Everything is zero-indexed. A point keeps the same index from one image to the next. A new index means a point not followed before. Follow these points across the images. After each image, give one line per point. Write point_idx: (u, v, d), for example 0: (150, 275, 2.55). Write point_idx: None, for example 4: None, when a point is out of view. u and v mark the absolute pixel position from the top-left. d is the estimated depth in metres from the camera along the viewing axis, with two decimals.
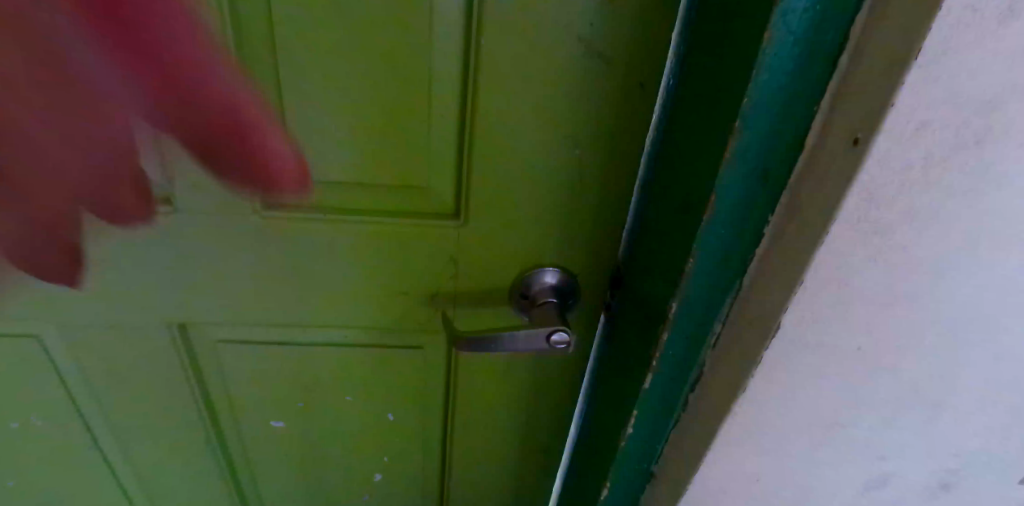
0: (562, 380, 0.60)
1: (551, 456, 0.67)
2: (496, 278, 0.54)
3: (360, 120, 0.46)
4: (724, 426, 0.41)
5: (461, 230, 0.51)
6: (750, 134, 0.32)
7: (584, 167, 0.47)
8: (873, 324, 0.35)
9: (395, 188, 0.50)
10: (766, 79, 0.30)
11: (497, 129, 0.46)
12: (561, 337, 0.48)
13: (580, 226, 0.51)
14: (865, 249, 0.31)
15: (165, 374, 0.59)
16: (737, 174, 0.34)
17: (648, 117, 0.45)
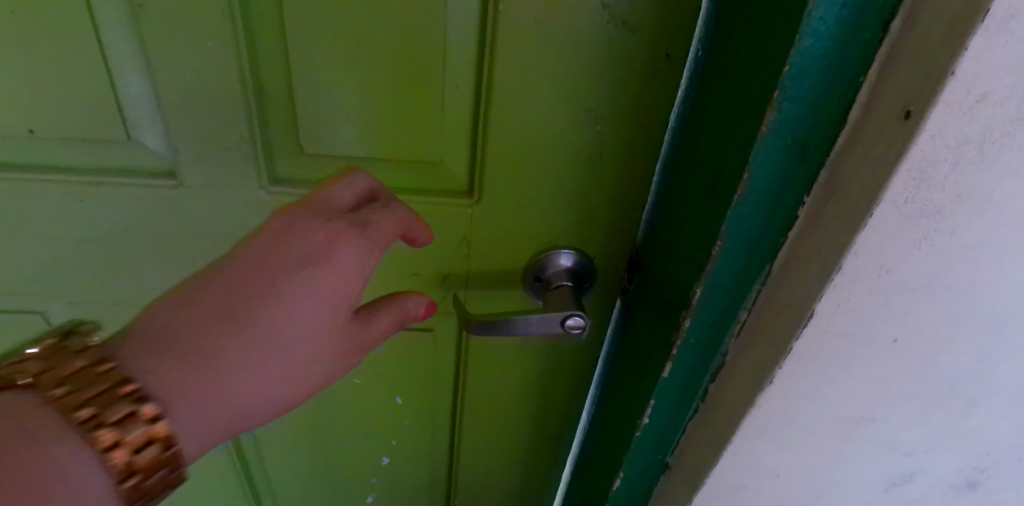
0: (574, 367, 0.58)
1: (561, 443, 0.66)
2: (509, 260, 0.52)
3: (371, 93, 0.44)
4: (747, 418, 0.39)
5: (473, 210, 0.49)
6: (789, 107, 0.30)
7: (603, 145, 0.45)
8: (911, 315, 0.33)
9: (408, 164, 0.48)
10: (809, 46, 0.28)
11: (515, 103, 0.43)
12: (577, 322, 0.47)
13: (597, 209, 0.49)
14: (909, 233, 0.29)
15: None
16: (772, 151, 0.32)
17: (673, 92, 0.43)
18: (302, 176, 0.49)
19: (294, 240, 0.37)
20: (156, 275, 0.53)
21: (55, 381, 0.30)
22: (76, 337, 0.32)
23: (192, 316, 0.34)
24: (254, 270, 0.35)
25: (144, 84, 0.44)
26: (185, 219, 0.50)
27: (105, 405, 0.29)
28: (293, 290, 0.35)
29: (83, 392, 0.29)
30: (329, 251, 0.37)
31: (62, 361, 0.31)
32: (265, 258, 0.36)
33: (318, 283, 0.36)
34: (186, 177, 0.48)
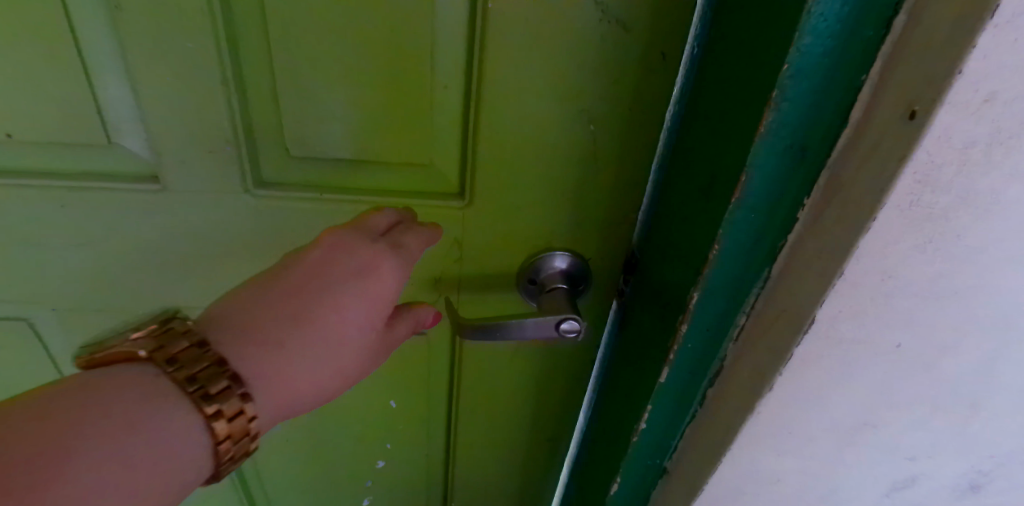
0: (571, 369, 0.57)
1: (558, 446, 0.65)
2: (503, 262, 0.51)
3: (358, 93, 0.43)
4: (746, 425, 0.38)
5: (465, 212, 0.48)
6: (788, 107, 0.29)
7: (597, 145, 0.44)
8: (915, 319, 0.32)
9: (398, 166, 0.47)
10: (809, 44, 0.27)
11: (506, 103, 0.42)
12: (571, 326, 0.45)
13: (592, 209, 0.48)
14: (913, 237, 0.28)
15: None
16: (771, 152, 0.30)
17: (668, 90, 0.41)
18: (288, 180, 0.48)
19: (341, 259, 0.40)
20: (142, 281, 0.52)
21: (164, 357, 0.34)
22: (176, 320, 0.36)
23: (250, 324, 0.37)
24: (305, 285, 0.39)
25: (124, 87, 0.43)
26: (170, 224, 0.49)
27: (208, 377, 0.33)
28: (342, 303, 0.39)
29: (189, 367, 0.34)
30: (369, 269, 0.40)
31: (168, 338, 0.35)
32: (314, 274, 0.39)
33: (361, 297, 0.39)
34: (168, 181, 0.47)
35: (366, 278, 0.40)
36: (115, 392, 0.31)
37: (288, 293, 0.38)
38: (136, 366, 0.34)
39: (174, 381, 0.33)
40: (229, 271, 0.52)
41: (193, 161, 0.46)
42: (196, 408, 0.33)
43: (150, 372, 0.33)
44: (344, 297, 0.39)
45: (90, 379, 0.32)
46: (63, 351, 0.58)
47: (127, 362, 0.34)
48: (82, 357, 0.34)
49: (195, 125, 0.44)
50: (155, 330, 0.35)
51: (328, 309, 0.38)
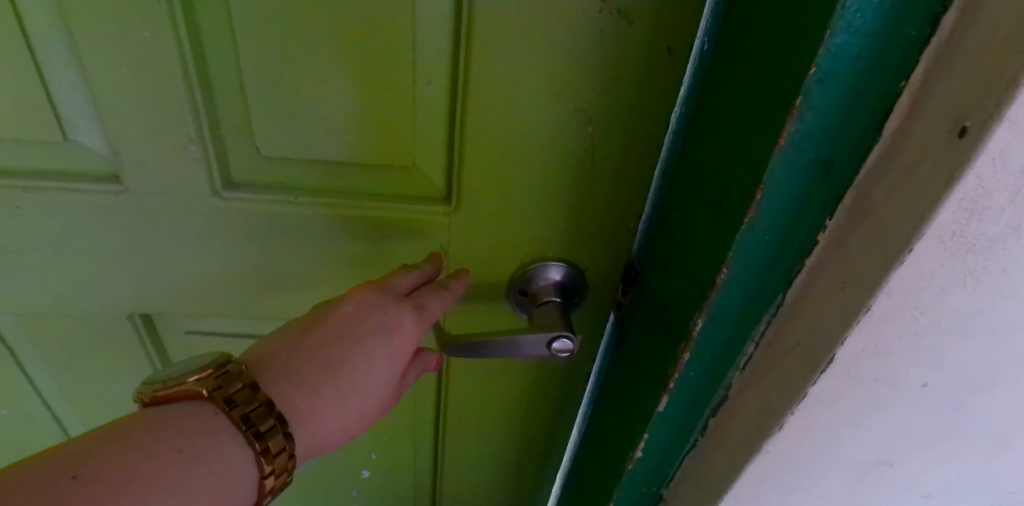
0: (564, 384, 0.54)
1: (550, 460, 0.62)
2: (493, 271, 0.47)
3: (332, 88, 0.39)
4: (752, 465, 0.34)
5: (451, 219, 0.44)
6: (814, 117, 0.25)
7: (595, 149, 0.40)
8: (947, 358, 0.28)
9: (379, 167, 0.43)
10: (842, 43, 0.23)
11: (495, 102, 0.38)
12: (564, 346, 0.41)
13: (589, 217, 0.44)
14: (952, 269, 0.24)
15: (134, 364, 0.55)
16: (791, 168, 0.27)
17: (674, 89, 0.37)
18: (259, 181, 0.44)
19: (369, 315, 0.39)
20: (106, 288, 0.49)
21: (221, 396, 0.34)
22: (230, 363, 0.36)
23: (288, 370, 0.37)
24: (336, 337, 0.38)
25: (77, 79, 0.39)
26: (133, 227, 0.45)
27: (258, 416, 0.34)
28: (373, 357, 0.39)
29: (243, 406, 0.34)
30: (392, 325, 0.39)
31: (225, 378, 0.35)
32: (346, 327, 0.39)
33: (388, 352, 0.39)
34: (128, 180, 0.43)
35: (392, 333, 0.39)
36: (175, 430, 0.32)
37: (321, 348, 0.38)
38: (192, 405, 0.34)
39: (229, 419, 0.33)
40: (199, 277, 0.49)
41: (156, 161, 0.42)
42: (248, 445, 0.33)
43: (208, 411, 0.33)
44: (373, 353, 0.39)
45: (150, 418, 0.32)
46: (29, 354, 0.55)
47: (184, 400, 0.34)
48: (145, 394, 0.34)
49: (157, 122, 0.40)
50: (211, 369, 0.35)
51: (357, 361, 0.38)
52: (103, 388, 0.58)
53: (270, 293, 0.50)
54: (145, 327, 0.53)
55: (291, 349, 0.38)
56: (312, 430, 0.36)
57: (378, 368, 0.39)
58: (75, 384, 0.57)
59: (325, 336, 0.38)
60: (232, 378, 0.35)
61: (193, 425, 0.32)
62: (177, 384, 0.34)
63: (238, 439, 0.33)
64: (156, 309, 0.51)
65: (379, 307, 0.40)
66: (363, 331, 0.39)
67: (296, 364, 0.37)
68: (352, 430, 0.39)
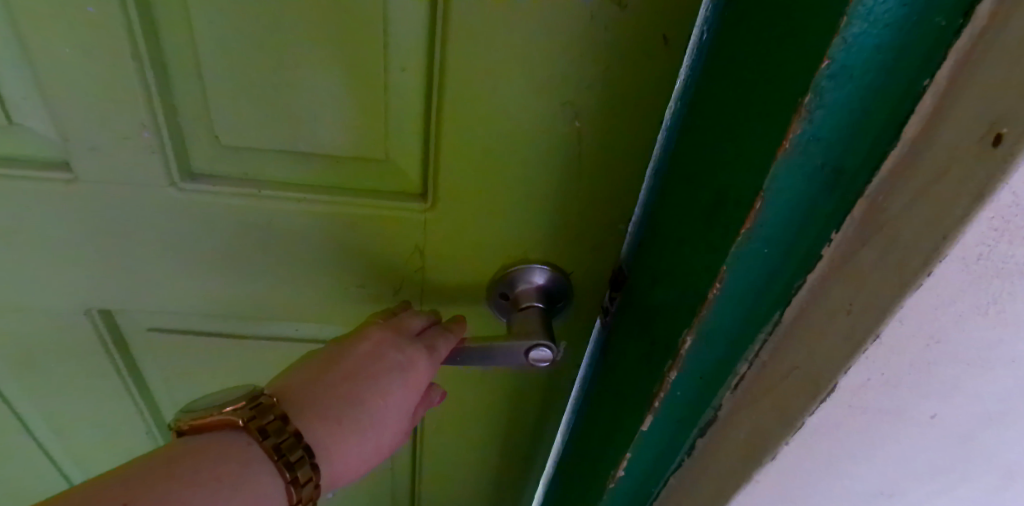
0: (547, 392, 0.51)
1: (531, 468, 0.59)
2: (472, 274, 0.44)
3: (296, 71, 0.36)
4: (741, 493, 0.32)
5: (428, 217, 0.41)
6: (824, 119, 0.22)
7: (584, 145, 0.37)
8: (959, 389, 0.25)
9: (351, 160, 0.40)
10: (859, 34, 0.20)
11: (475, 92, 0.35)
12: (541, 355, 0.38)
13: (575, 218, 0.41)
14: (974, 296, 0.21)
15: (93, 365, 0.52)
16: (795, 173, 0.24)
17: (668, 81, 0.34)
18: (221, 172, 0.41)
19: (387, 353, 0.39)
20: (61, 283, 0.46)
21: (254, 427, 0.33)
22: (263, 394, 0.35)
23: (312, 403, 0.36)
24: (355, 373, 0.38)
25: (18, 55, 0.36)
26: (87, 219, 0.42)
27: (289, 447, 0.33)
28: (389, 394, 0.38)
29: (275, 437, 0.33)
30: (408, 363, 0.39)
31: (258, 409, 0.34)
32: (365, 365, 0.38)
33: (404, 389, 0.39)
34: (79, 169, 0.40)
35: (409, 369, 0.39)
36: (206, 462, 0.31)
37: (341, 385, 0.37)
38: (225, 435, 0.33)
39: (262, 450, 0.33)
40: (160, 274, 0.46)
41: (109, 149, 0.39)
42: (278, 474, 0.32)
43: (241, 441, 0.33)
44: (389, 393, 0.38)
45: (185, 448, 0.31)
46: None
47: (219, 429, 0.33)
48: (178, 421, 0.33)
49: (109, 106, 0.37)
50: (245, 401, 0.34)
51: (376, 398, 0.37)
52: (63, 388, 0.54)
53: (236, 291, 0.47)
54: (105, 325, 0.49)
55: (311, 384, 0.37)
56: (331, 464, 0.35)
57: (393, 406, 0.38)
58: (37, 383, 0.53)
59: (344, 374, 0.37)
60: (265, 413, 0.34)
61: (225, 453, 0.32)
62: (212, 413, 0.33)
63: (271, 470, 0.32)
64: (115, 305, 0.48)
65: (398, 347, 0.39)
66: (381, 373, 0.38)
67: (318, 399, 0.36)
68: (365, 466, 0.38)
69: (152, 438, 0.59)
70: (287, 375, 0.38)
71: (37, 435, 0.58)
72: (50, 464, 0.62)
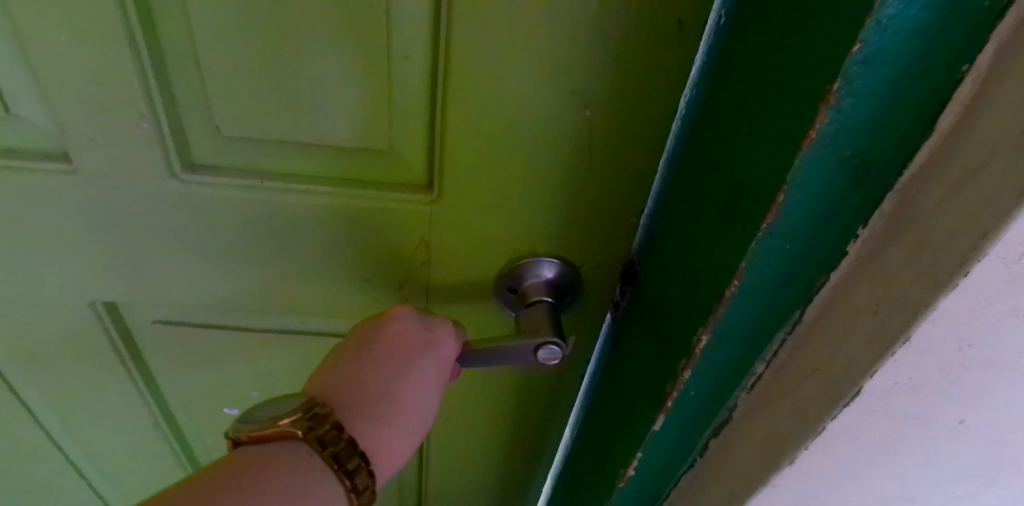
0: (556, 388, 0.50)
1: (540, 463, 0.58)
2: (479, 268, 0.43)
3: (296, 59, 0.35)
4: (755, 498, 0.31)
5: (434, 209, 0.40)
6: (853, 107, 0.21)
7: (594, 135, 0.36)
8: (993, 395, 0.24)
9: (354, 151, 0.39)
10: (894, 15, 0.18)
11: (481, 80, 0.34)
12: (550, 353, 0.37)
13: (585, 211, 0.40)
14: (1014, 297, 0.20)
15: (99, 358, 0.52)
16: (821, 165, 0.22)
17: (682, 67, 0.33)
18: (222, 163, 0.40)
19: (414, 335, 0.39)
20: (64, 275, 0.45)
21: (314, 438, 0.31)
22: (315, 403, 0.34)
23: (355, 400, 0.35)
24: (388, 362, 0.37)
25: (14, 43, 0.35)
26: (88, 211, 0.41)
27: (346, 455, 0.32)
28: (423, 378, 0.38)
29: (334, 447, 0.32)
30: (436, 344, 0.39)
31: (314, 419, 0.32)
32: (396, 351, 0.38)
33: (436, 371, 0.39)
34: (79, 160, 0.39)
35: (438, 350, 0.39)
36: (266, 475, 0.29)
37: (377, 377, 0.37)
38: (283, 448, 0.31)
39: (322, 461, 0.31)
40: (163, 266, 0.45)
41: (109, 139, 0.38)
42: (339, 484, 0.31)
43: (300, 453, 0.31)
44: (424, 377, 0.38)
45: (244, 459, 0.30)
46: None
47: (277, 441, 0.31)
48: (234, 434, 0.32)
49: (106, 96, 0.36)
50: (299, 412, 0.33)
51: (412, 386, 0.37)
52: (69, 381, 0.54)
53: (240, 285, 0.46)
54: (110, 317, 0.49)
55: (348, 380, 0.36)
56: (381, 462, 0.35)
57: (429, 390, 0.38)
58: (43, 376, 0.53)
59: (378, 365, 0.37)
60: (320, 421, 0.32)
61: (289, 468, 0.30)
62: (268, 425, 0.32)
63: (331, 480, 0.31)
64: (119, 298, 0.47)
65: (426, 328, 0.40)
66: (413, 357, 0.38)
67: (359, 395, 0.36)
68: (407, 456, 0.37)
69: (159, 431, 0.59)
70: (320, 376, 0.37)
71: (47, 427, 0.58)
72: (60, 455, 0.61)
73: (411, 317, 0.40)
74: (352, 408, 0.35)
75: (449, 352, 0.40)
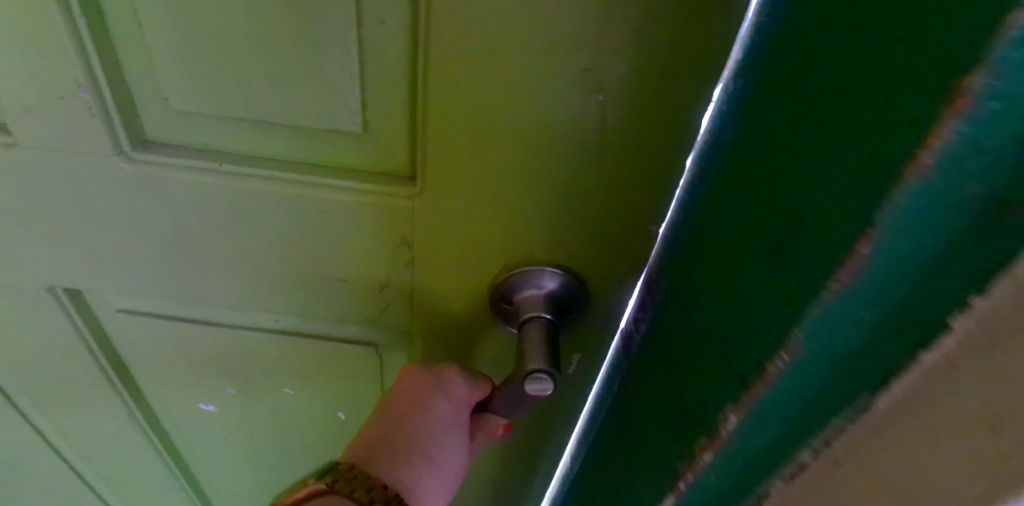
0: (556, 409, 0.44)
1: (537, 484, 0.53)
2: (470, 274, 0.37)
3: (251, 22, 0.29)
4: None
5: (415, 205, 0.34)
6: (996, 122, 0.13)
7: (608, 128, 0.29)
8: None
9: (325, 132, 0.33)
10: None
11: (470, 53, 0.27)
12: (540, 383, 0.32)
13: (595, 215, 0.33)
14: None
15: (66, 345, 0.48)
16: (927, 206, 0.15)
17: (726, 40, 0.25)
18: (178, 139, 0.35)
19: (420, 382, 0.35)
20: (20, 258, 0.41)
21: (344, 483, 0.30)
22: (342, 459, 0.32)
23: (381, 451, 0.33)
24: (405, 409, 0.34)
25: None
26: (34, 190, 0.37)
27: (378, 493, 0.30)
28: (444, 419, 0.34)
29: (367, 487, 0.30)
30: (446, 384, 0.35)
31: (342, 469, 0.31)
32: (407, 399, 0.34)
33: (456, 409, 0.35)
34: (19, 132, 0.34)
35: (449, 390, 0.35)
36: None
37: (397, 424, 0.34)
38: (319, 501, 0.30)
39: (356, 502, 0.30)
40: (123, 254, 0.40)
41: (48, 111, 0.33)
42: None
43: (337, 500, 0.30)
44: (445, 417, 0.34)
45: None
46: None
47: (310, 499, 0.30)
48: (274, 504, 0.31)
49: (40, 60, 0.31)
50: (328, 468, 0.32)
51: (433, 427, 0.34)
52: (38, 368, 0.50)
53: (207, 278, 0.41)
54: (74, 304, 0.45)
55: (371, 436, 0.34)
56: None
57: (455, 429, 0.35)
58: (11, 361, 0.49)
59: (395, 415, 0.34)
60: (348, 470, 0.31)
61: None
62: (302, 486, 0.31)
63: None
64: (79, 285, 0.43)
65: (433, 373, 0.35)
66: (427, 400, 0.34)
67: (383, 446, 0.33)
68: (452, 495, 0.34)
69: (135, 422, 0.55)
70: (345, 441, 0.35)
71: (24, 411, 0.55)
72: (42, 441, 0.59)
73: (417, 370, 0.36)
74: (379, 459, 0.32)
75: (465, 393, 0.36)
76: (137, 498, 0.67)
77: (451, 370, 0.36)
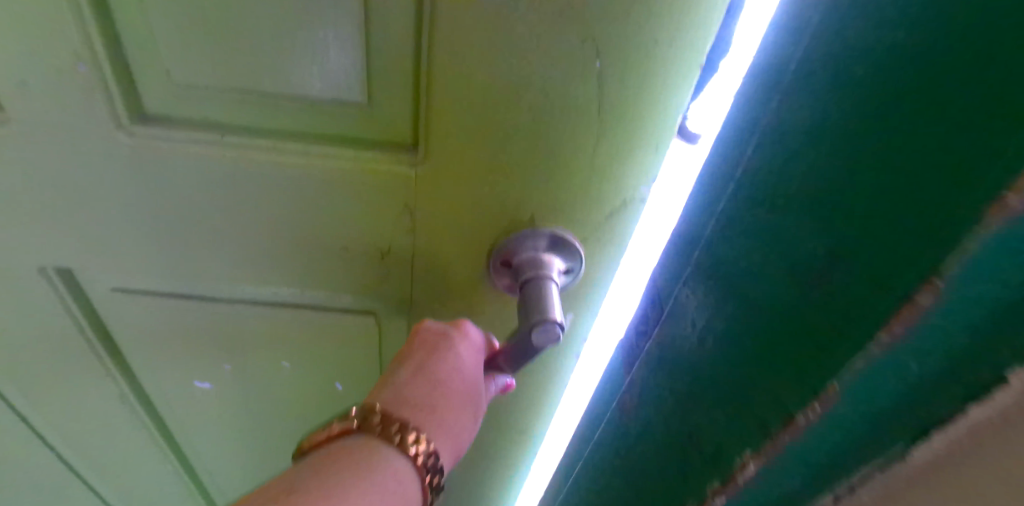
0: (551, 369, 0.47)
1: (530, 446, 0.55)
2: (470, 240, 0.39)
3: None
4: None
5: (418, 173, 0.36)
6: None
7: (604, 93, 0.31)
8: None
9: (329, 103, 0.34)
10: None
11: (476, 22, 0.29)
12: (546, 333, 0.34)
13: (591, 178, 0.35)
14: None
15: (57, 327, 0.48)
16: None
17: None
18: (178, 113, 0.35)
19: (439, 335, 0.38)
20: (11, 237, 0.41)
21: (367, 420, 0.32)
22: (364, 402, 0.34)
23: (402, 394, 0.35)
24: (424, 357, 0.37)
25: None
26: (28, 166, 0.37)
27: (400, 428, 0.32)
28: (462, 365, 0.37)
29: (388, 424, 0.32)
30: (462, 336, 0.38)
31: (364, 410, 0.33)
32: (427, 348, 0.37)
33: (472, 358, 0.38)
34: (12, 107, 0.34)
35: (466, 341, 0.38)
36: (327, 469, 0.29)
37: (417, 371, 0.36)
38: (344, 438, 0.32)
39: (379, 437, 0.31)
40: (119, 231, 0.40)
41: (44, 85, 0.33)
42: (404, 453, 0.31)
43: (362, 437, 0.31)
44: (462, 363, 0.37)
45: (315, 458, 0.30)
46: None
47: (334, 437, 0.32)
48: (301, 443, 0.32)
49: (38, 31, 0.31)
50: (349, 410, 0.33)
51: (451, 371, 0.36)
52: (27, 352, 0.50)
53: (206, 252, 0.42)
54: (67, 284, 0.45)
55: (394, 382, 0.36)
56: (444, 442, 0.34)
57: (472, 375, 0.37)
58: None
59: (416, 362, 0.37)
60: (370, 410, 0.33)
61: (353, 456, 0.30)
62: (325, 427, 0.32)
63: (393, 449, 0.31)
64: (72, 264, 0.43)
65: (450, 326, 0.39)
66: (445, 349, 0.37)
67: (405, 389, 0.35)
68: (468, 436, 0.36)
69: (128, 404, 0.55)
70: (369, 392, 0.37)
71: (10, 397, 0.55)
72: (28, 428, 0.58)
73: (436, 325, 0.39)
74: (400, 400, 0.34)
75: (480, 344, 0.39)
76: (126, 482, 0.67)
77: (468, 326, 0.39)
